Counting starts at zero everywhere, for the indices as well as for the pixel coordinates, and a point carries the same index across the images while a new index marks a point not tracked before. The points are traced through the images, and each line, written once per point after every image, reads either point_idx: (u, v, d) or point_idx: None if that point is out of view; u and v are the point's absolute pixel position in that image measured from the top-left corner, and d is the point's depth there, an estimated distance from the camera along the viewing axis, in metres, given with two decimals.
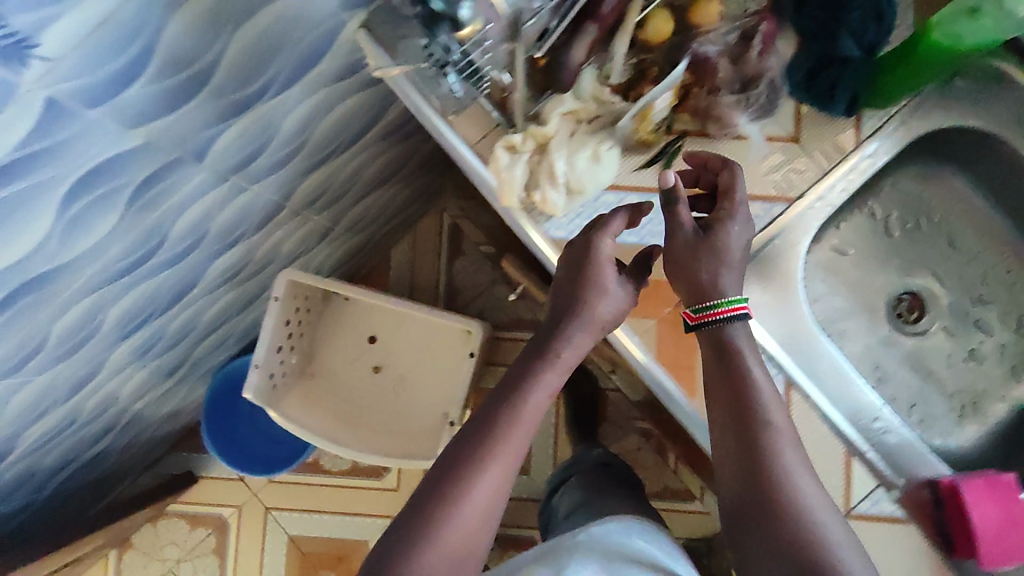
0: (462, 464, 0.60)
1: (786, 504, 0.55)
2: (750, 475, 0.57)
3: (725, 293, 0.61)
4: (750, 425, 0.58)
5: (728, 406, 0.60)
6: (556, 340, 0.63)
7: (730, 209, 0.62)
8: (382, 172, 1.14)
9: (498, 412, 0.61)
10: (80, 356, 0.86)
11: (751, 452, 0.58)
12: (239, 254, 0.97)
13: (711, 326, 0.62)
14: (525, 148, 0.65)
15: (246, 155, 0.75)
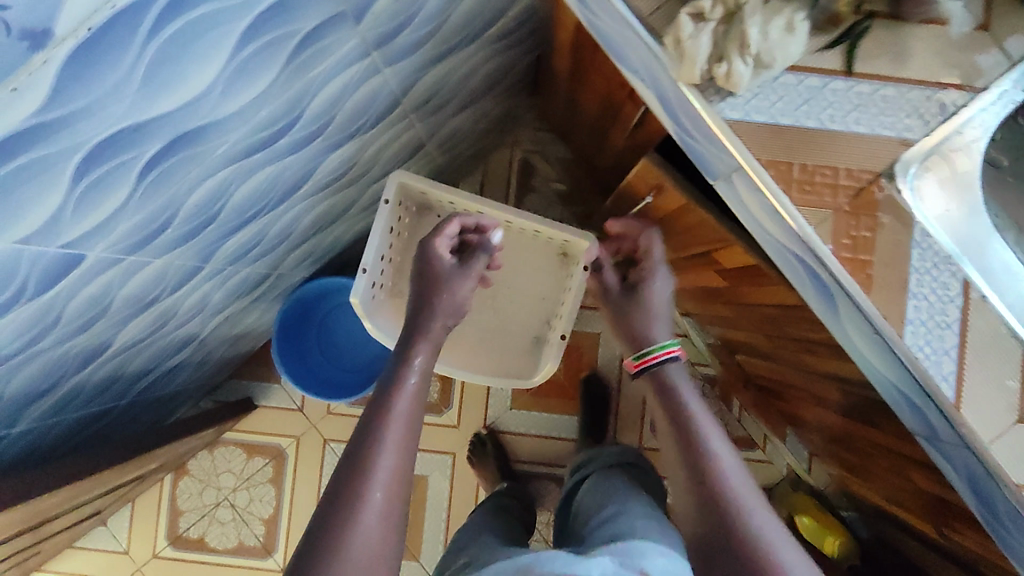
0: (391, 436, 0.73)
1: (716, 498, 0.70)
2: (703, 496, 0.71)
3: (659, 343, 0.90)
4: (697, 453, 0.74)
5: (680, 442, 0.77)
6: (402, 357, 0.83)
7: (649, 273, 0.96)
8: (481, 83, 1.10)
9: (383, 409, 0.76)
10: (194, 242, 0.83)
11: (692, 459, 0.74)
12: (348, 153, 0.93)
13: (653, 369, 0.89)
14: (713, 16, 0.62)
15: (392, 27, 0.72)
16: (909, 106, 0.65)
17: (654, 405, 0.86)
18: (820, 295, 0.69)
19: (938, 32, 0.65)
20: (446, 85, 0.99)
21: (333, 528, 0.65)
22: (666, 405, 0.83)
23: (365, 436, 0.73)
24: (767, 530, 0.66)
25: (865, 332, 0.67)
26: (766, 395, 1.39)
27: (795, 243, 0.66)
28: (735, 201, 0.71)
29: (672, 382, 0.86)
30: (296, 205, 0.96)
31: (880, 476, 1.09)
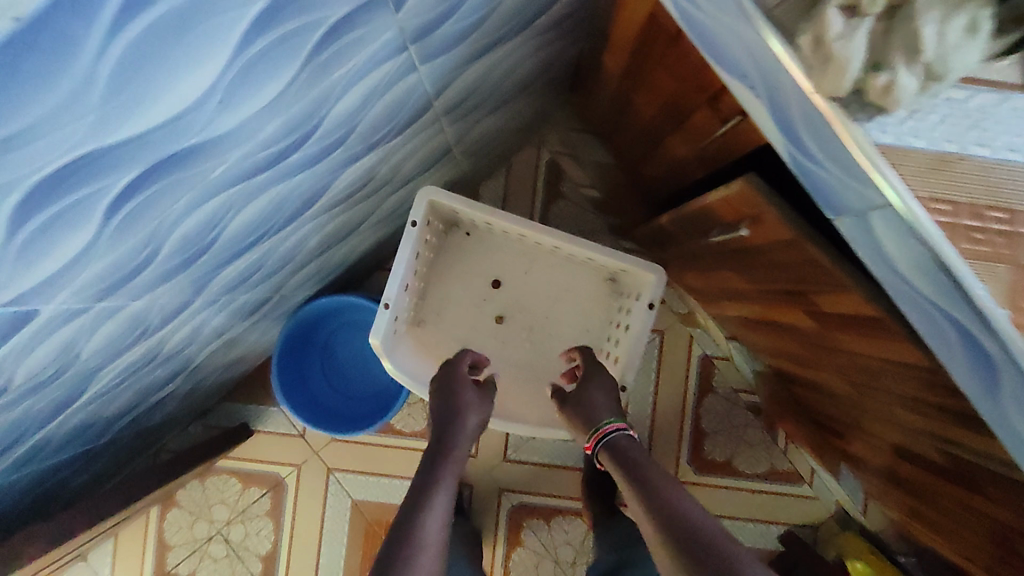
0: (417, 543, 0.63)
1: (671, 532, 0.60)
2: (664, 531, 0.61)
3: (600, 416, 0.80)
4: (651, 492, 0.67)
5: (633, 490, 0.69)
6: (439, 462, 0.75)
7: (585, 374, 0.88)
8: (520, 80, 0.94)
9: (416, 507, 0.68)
10: (181, 278, 0.68)
11: (651, 502, 0.65)
12: (369, 165, 0.78)
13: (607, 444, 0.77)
14: (872, 11, 0.46)
15: (435, 16, 0.56)
16: None
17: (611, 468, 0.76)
18: (976, 366, 0.54)
19: None
20: (483, 84, 0.83)
21: None
22: (620, 456, 0.75)
23: (396, 548, 0.62)
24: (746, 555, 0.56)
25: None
26: (821, 429, 1.26)
27: (950, 302, 0.52)
28: (863, 248, 0.57)
29: (629, 455, 0.74)
30: (304, 226, 0.81)
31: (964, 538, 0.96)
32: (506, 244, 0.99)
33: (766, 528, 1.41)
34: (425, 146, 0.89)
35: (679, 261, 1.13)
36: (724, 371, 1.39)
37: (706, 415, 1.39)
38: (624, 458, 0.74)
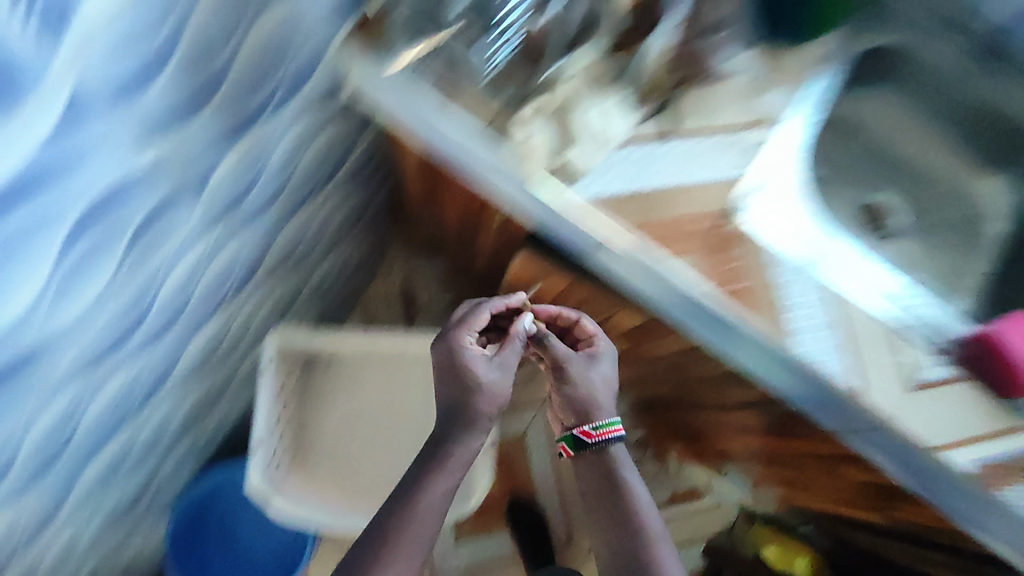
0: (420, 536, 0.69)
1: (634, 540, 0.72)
2: (627, 531, 0.72)
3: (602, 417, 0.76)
4: (622, 499, 0.74)
5: (604, 492, 0.75)
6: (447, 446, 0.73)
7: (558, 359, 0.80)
8: (338, 228, 1.09)
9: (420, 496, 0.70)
10: (51, 477, 0.70)
11: (614, 506, 0.74)
12: (214, 329, 0.87)
13: (597, 447, 0.76)
14: (540, 116, 0.67)
15: (236, 193, 0.70)
16: (731, 148, 0.72)
17: (580, 465, 0.79)
18: (749, 347, 0.68)
19: (727, 82, 0.74)
20: (306, 235, 0.97)
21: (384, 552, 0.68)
22: (593, 460, 0.77)
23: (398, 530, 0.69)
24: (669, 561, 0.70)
25: (805, 379, 0.68)
26: (693, 441, 1.41)
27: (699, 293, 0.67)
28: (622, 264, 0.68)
29: (621, 477, 0.75)
30: (166, 399, 0.86)
31: (828, 485, 1.07)
32: (364, 361, 1.04)
33: (687, 547, 1.51)
34: (267, 301, 0.99)
35: None
36: None
37: None
38: (611, 477, 0.75)
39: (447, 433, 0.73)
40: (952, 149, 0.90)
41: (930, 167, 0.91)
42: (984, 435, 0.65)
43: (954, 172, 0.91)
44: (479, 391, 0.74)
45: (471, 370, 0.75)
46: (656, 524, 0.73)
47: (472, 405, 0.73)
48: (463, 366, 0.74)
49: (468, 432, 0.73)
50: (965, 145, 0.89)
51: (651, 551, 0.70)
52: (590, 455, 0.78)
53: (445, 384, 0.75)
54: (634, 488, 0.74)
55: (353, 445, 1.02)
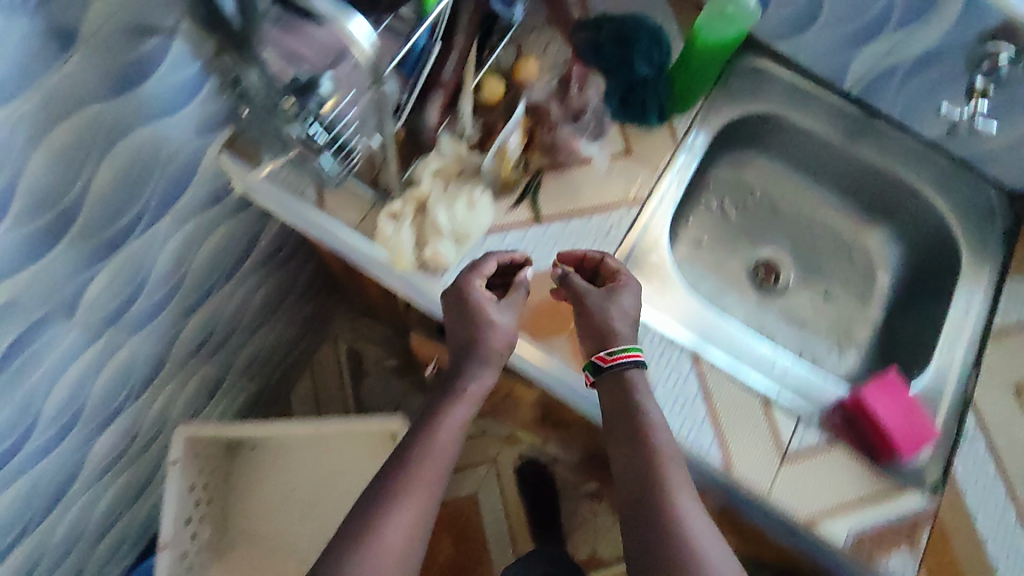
0: (416, 489, 0.59)
1: (652, 487, 0.58)
2: (639, 473, 0.60)
3: (622, 340, 0.65)
4: (642, 440, 0.61)
5: (625, 433, 0.62)
6: (459, 380, 0.65)
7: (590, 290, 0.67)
8: (260, 308, 1.12)
9: (416, 443, 0.62)
10: None
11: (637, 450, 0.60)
12: (122, 426, 0.89)
13: (614, 370, 0.64)
14: (406, 212, 0.69)
15: (119, 302, 0.72)
16: (601, 233, 0.75)
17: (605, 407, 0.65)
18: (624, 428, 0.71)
19: (592, 165, 0.77)
20: (219, 322, 1.00)
21: (372, 512, 0.57)
22: (612, 398, 0.64)
23: (388, 490, 0.59)
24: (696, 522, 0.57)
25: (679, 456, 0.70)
26: None
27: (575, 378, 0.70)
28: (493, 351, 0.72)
29: (633, 391, 0.64)
30: (77, 498, 0.88)
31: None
32: (291, 447, 1.03)
33: None
34: (185, 387, 1.01)
35: None
36: None
37: None
38: (624, 393, 0.63)
39: (460, 368, 0.66)
40: (835, 205, 0.94)
41: (815, 220, 0.95)
42: (856, 504, 0.67)
43: (839, 226, 0.94)
44: (490, 334, 0.65)
45: (485, 312, 0.65)
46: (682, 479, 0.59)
47: (484, 342, 0.65)
48: (476, 309, 0.65)
49: (483, 364, 0.65)
50: (845, 200, 0.93)
51: (669, 494, 0.58)
52: (607, 384, 0.65)
53: (456, 327, 0.66)
54: (646, 405, 0.63)
55: (269, 521, 1.03)
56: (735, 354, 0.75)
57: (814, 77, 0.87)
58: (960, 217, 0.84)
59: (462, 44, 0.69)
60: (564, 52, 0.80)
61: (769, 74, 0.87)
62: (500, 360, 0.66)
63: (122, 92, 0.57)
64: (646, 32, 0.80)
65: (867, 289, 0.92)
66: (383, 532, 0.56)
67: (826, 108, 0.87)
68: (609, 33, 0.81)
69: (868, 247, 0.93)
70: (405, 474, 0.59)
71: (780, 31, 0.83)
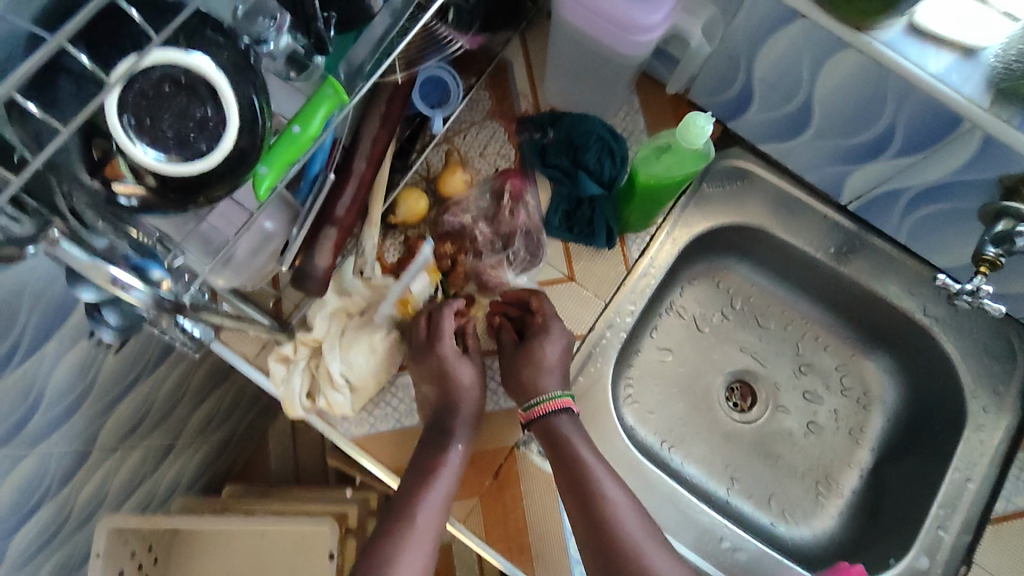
0: (404, 557, 0.57)
1: (608, 532, 0.58)
2: (597, 525, 0.58)
3: (546, 390, 0.63)
4: (589, 488, 0.59)
5: (572, 484, 0.60)
6: (433, 454, 0.61)
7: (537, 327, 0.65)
8: (212, 373, 1.08)
9: (395, 516, 0.59)
10: None
11: (585, 498, 0.59)
12: (47, 516, 0.86)
13: (542, 420, 0.63)
14: (298, 357, 0.62)
15: (8, 426, 0.68)
16: None
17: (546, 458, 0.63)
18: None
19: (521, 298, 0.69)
20: (158, 399, 0.96)
21: None
22: (556, 451, 0.61)
23: (374, 565, 0.56)
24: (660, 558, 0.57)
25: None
26: None
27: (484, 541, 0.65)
28: None
29: (566, 440, 0.61)
30: None
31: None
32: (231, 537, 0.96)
33: None
34: (126, 462, 0.98)
35: None
36: None
37: None
38: (556, 443, 0.61)
39: (438, 430, 0.62)
40: (824, 321, 0.83)
41: (801, 337, 0.83)
42: None
43: (829, 347, 0.83)
44: (459, 392, 0.62)
45: (453, 371, 0.62)
46: (641, 523, 0.59)
47: (458, 409, 0.62)
48: (444, 369, 0.62)
49: (461, 427, 0.62)
50: (835, 319, 0.82)
51: (635, 545, 0.57)
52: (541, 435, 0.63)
53: (428, 398, 0.63)
54: (579, 450, 0.61)
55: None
56: (677, 520, 0.66)
57: (805, 184, 0.76)
58: (969, 364, 0.71)
59: (364, 170, 0.60)
60: (508, 154, 0.72)
61: (754, 178, 0.77)
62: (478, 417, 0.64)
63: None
64: (597, 136, 0.69)
65: (858, 424, 0.80)
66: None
67: (814, 221, 0.76)
68: (558, 135, 0.71)
69: (864, 373, 0.81)
70: (389, 547, 0.57)
71: (771, 130, 0.72)
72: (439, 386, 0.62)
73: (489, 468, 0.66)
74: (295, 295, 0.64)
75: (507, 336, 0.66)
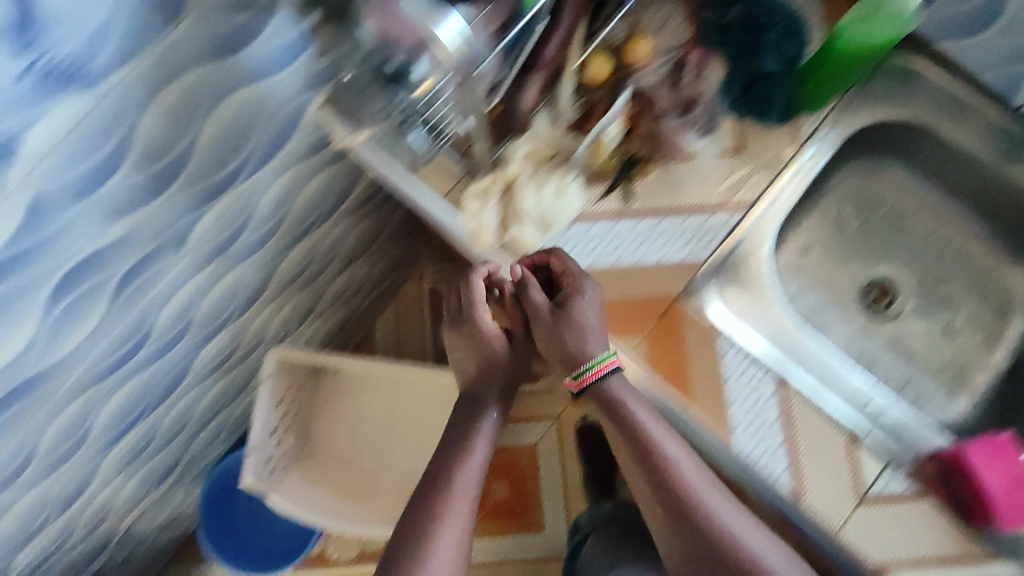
0: (450, 502, 0.75)
1: (671, 487, 0.67)
2: (660, 479, 0.68)
3: (590, 355, 0.69)
4: (646, 448, 0.69)
5: (630, 443, 0.70)
6: (472, 413, 0.80)
7: (572, 286, 0.67)
8: (355, 245, 1.17)
9: (447, 464, 0.77)
10: (71, 462, 0.84)
11: (642, 457, 0.69)
12: (224, 341, 0.98)
13: (594, 386, 0.71)
14: (492, 192, 0.68)
15: (223, 239, 0.78)
16: (692, 231, 0.72)
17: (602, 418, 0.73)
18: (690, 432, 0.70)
19: (694, 162, 0.73)
20: (315, 255, 1.06)
21: (423, 523, 0.74)
22: (610, 413, 0.71)
23: (431, 502, 0.75)
24: (721, 510, 0.66)
25: (743, 475, 0.68)
26: None
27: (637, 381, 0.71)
28: None
29: (616, 400, 0.70)
30: (183, 395, 0.99)
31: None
32: (365, 383, 1.14)
33: None
34: (281, 311, 1.10)
35: None
36: None
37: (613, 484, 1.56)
38: (607, 403, 0.70)
39: (475, 397, 0.80)
40: (973, 229, 0.84)
41: (946, 243, 0.86)
42: (933, 562, 0.65)
43: (975, 254, 0.84)
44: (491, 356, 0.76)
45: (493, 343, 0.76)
46: (702, 479, 0.68)
47: (495, 359, 0.77)
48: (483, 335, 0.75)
49: (495, 395, 0.80)
50: (986, 227, 0.84)
51: (697, 498, 0.67)
52: (592, 399, 0.73)
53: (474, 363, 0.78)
54: (636, 412, 0.69)
55: (354, 456, 1.13)
56: (824, 376, 0.73)
57: (976, 86, 0.77)
58: None
59: (570, 24, 0.66)
60: (684, 33, 0.75)
61: (923, 79, 0.78)
62: (508, 382, 0.80)
63: (219, 59, 0.58)
64: (780, 18, 0.74)
65: (996, 329, 0.82)
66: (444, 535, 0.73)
67: (985, 122, 0.77)
68: (740, 14, 0.74)
69: (1005, 279, 0.84)
70: (436, 497, 0.75)
71: (953, 25, 0.73)
72: (477, 355, 0.77)
73: (653, 313, 0.70)
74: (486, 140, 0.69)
75: (539, 301, 0.70)
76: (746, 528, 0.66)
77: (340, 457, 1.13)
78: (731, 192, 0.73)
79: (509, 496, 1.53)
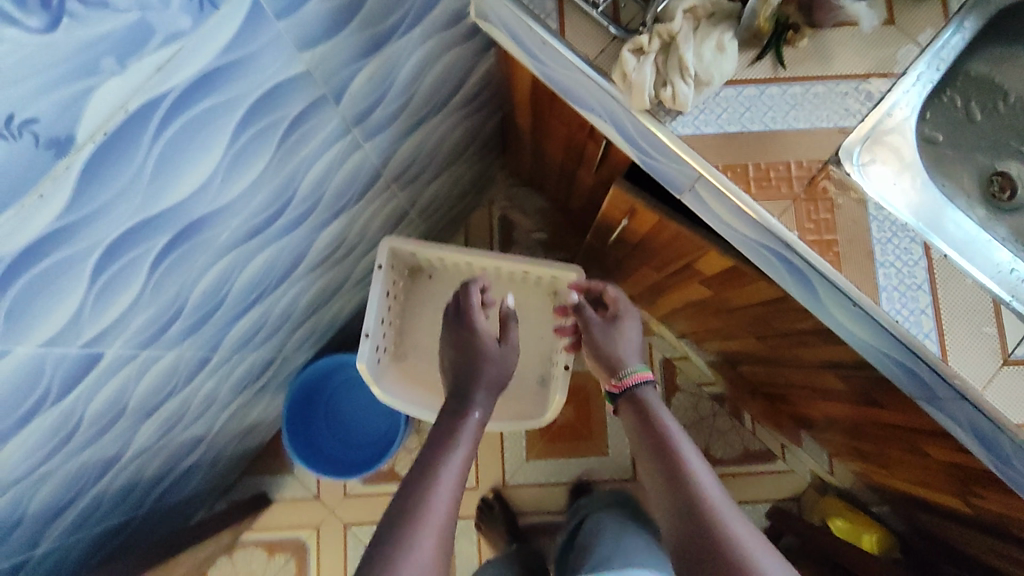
0: (451, 464, 0.76)
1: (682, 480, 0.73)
2: (674, 472, 0.74)
3: (633, 364, 0.90)
4: (666, 447, 0.78)
5: (652, 445, 0.79)
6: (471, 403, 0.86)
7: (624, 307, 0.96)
8: (450, 151, 1.15)
9: (451, 434, 0.80)
10: (203, 332, 0.87)
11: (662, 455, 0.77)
12: (337, 230, 1.00)
13: (630, 392, 0.88)
14: (652, 49, 0.70)
15: (366, 106, 0.79)
16: (841, 100, 0.73)
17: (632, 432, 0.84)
18: (834, 297, 0.72)
19: (846, 30, 0.74)
20: (422, 154, 1.06)
21: (422, 475, 0.73)
22: (642, 424, 0.83)
23: (430, 461, 0.76)
24: (723, 506, 0.69)
25: (887, 340, 0.71)
26: (773, 403, 1.38)
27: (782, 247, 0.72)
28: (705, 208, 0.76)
29: (648, 405, 0.85)
30: (295, 284, 1.01)
31: (911, 466, 1.07)
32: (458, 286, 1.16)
33: (754, 508, 1.54)
34: (381, 211, 1.10)
35: (614, 275, 1.34)
36: (686, 369, 1.58)
37: (678, 412, 1.57)
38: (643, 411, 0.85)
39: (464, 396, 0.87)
40: None
41: None
42: None
43: None
44: (488, 359, 0.91)
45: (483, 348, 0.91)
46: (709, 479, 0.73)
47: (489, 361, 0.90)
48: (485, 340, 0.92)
49: (481, 395, 0.87)
50: None
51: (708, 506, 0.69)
52: (628, 407, 0.87)
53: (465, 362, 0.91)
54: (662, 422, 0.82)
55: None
56: (963, 248, 0.75)
57: None
58: None
59: None
60: None
61: None
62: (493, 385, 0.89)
63: None
64: None
65: None
66: (435, 487, 0.72)
67: None
68: None
69: None
70: (440, 456, 0.77)
71: None
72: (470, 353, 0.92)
73: (804, 177, 0.72)
74: (634, 10, 0.75)
75: (593, 318, 0.96)
76: (745, 528, 0.67)
77: (435, 358, 1.14)
78: (877, 63, 0.74)
79: (575, 421, 1.55)
